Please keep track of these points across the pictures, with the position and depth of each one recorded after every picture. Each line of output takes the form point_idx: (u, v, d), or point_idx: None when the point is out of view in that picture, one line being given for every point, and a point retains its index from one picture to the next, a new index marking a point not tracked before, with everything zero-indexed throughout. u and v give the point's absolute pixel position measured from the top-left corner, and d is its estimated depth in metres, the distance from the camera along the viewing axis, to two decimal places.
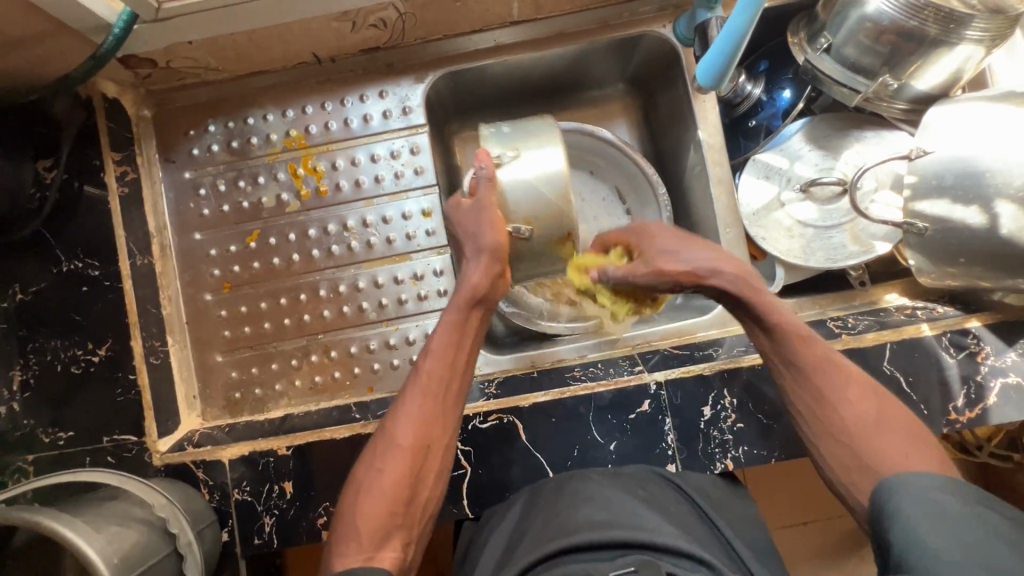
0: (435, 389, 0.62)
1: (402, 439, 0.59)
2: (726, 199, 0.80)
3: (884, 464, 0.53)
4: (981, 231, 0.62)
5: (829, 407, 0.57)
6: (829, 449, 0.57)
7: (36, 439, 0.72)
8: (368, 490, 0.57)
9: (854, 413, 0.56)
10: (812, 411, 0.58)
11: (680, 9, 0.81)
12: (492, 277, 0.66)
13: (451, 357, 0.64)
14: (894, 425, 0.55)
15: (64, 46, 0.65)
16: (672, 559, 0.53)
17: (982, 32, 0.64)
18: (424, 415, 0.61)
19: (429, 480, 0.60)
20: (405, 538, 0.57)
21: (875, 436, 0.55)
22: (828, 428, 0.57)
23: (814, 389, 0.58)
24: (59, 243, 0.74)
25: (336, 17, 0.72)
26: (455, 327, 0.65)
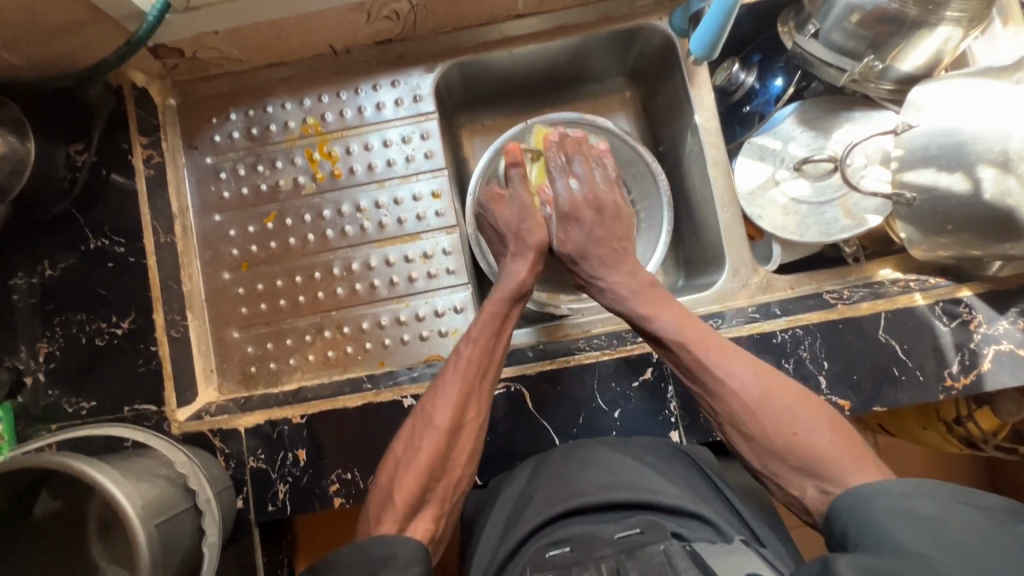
0: (475, 373, 0.70)
1: (441, 420, 0.66)
2: (724, 180, 0.84)
3: (800, 455, 0.58)
4: (966, 196, 0.64)
5: (726, 399, 0.64)
6: (757, 451, 0.62)
7: (59, 409, 0.74)
8: (408, 465, 0.63)
9: (742, 404, 0.63)
10: (730, 423, 0.64)
11: (675, 3, 0.86)
12: (534, 273, 0.78)
13: (493, 344, 0.72)
14: (779, 400, 0.62)
15: (98, 32, 0.70)
16: (674, 518, 0.55)
17: (960, 13, 0.68)
18: (464, 398, 0.68)
19: (461, 459, 0.67)
20: (436, 511, 0.63)
21: (764, 417, 0.61)
22: (749, 433, 0.62)
23: (704, 386, 0.66)
24: (87, 221, 0.78)
25: (352, 8, 0.77)
26: (496, 317, 0.74)
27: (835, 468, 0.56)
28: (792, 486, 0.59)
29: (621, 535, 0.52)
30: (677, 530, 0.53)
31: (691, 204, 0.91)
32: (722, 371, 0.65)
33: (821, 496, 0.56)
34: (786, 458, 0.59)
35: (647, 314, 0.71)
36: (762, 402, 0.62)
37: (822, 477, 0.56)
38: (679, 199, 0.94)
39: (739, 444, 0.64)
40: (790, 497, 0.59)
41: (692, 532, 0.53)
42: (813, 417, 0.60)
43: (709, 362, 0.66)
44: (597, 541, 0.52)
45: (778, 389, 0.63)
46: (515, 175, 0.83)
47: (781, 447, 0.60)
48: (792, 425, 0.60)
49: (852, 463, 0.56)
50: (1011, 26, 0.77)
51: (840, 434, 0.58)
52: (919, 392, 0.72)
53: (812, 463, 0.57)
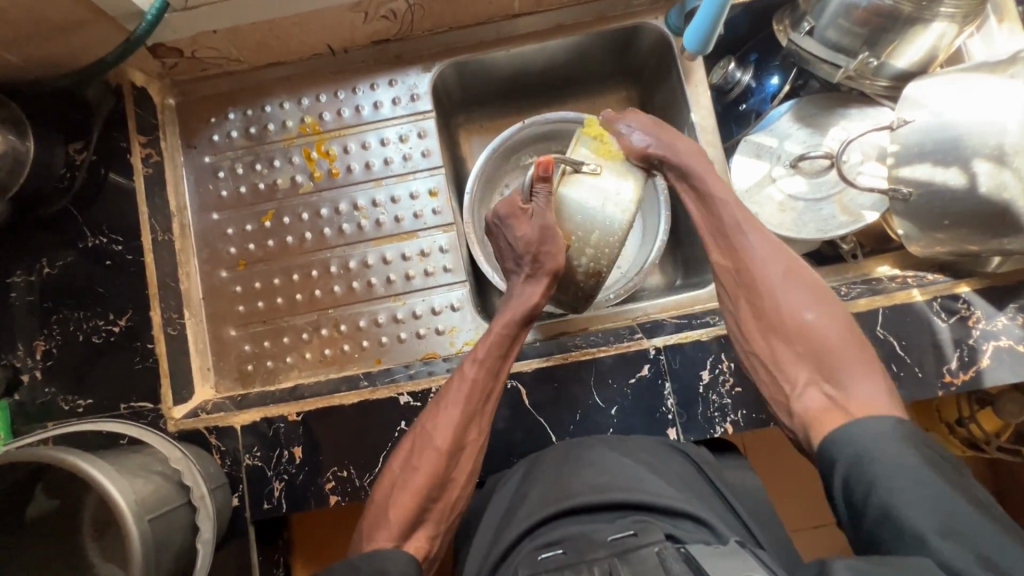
0: (479, 395, 0.68)
1: (442, 442, 0.65)
2: (720, 177, 0.85)
3: (809, 338, 0.64)
4: (962, 191, 0.64)
5: (757, 282, 0.69)
6: (764, 333, 0.67)
7: (55, 407, 0.74)
8: (404, 484, 0.63)
9: (770, 276, 0.69)
10: (749, 306, 0.69)
11: (671, 2, 0.86)
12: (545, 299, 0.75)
13: (497, 366, 0.71)
14: (806, 286, 0.68)
15: (97, 32, 0.70)
16: (669, 519, 0.54)
17: (954, 9, 0.67)
18: (467, 419, 0.67)
19: (462, 480, 0.66)
20: (431, 530, 0.62)
21: (785, 297, 0.67)
22: (765, 317, 0.67)
23: (736, 255, 0.71)
24: (85, 219, 0.78)
25: (350, 8, 0.78)
26: (502, 339, 0.72)
27: (839, 364, 0.61)
28: (787, 368, 0.64)
29: (616, 537, 0.51)
30: (671, 531, 0.52)
31: None
32: (761, 254, 0.70)
33: (815, 388, 0.61)
34: (794, 340, 0.65)
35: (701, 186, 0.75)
36: (788, 285, 0.68)
37: (823, 370, 0.62)
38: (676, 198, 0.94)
39: (746, 325, 0.68)
40: (781, 382, 0.64)
41: (687, 534, 0.52)
42: (826, 313, 0.66)
43: (746, 235, 0.71)
44: (590, 543, 0.51)
45: (807, 278, 0.69)
46: (541, 189, 0.74)
47: (793, 329, 0.65)
48: (810, 312, 0.66)
49: (855, 362, 0.61)
50: (1006, 23, 0.77)
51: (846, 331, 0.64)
52: (918, 388, 0.72)
53: (819, 350, 0.63)
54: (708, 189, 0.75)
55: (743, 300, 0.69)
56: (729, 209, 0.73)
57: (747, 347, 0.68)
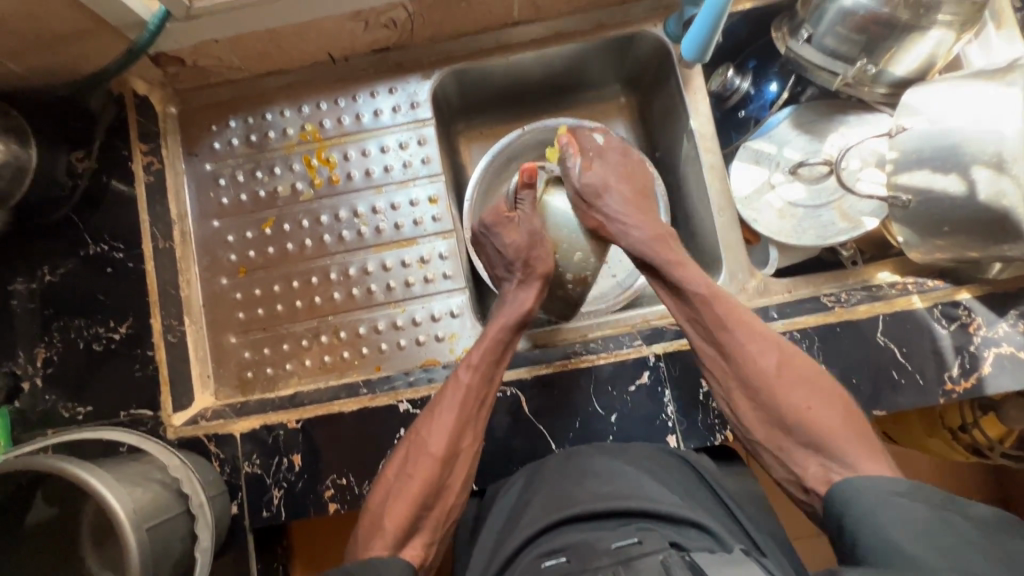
0: (473, 402, 0.69)
1: (437, 448, 0.65)
2: (720, 185, 0.83)
3: (806, 425, 0.62)
4: (961, 198, 0.64)
5: (742, 367, 0.66)
6: (760, 419, 0.65)
7: (55, 414, 0.74)
8: (400, 492, 0.63)
9: (758, 365, 0.66)
10: (740, 392, 0.66)
11: (670, 10, 0.87)
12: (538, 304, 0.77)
13: (491, 373, 0.71)
14: (800, 370, 0.65)
15: (99, 41, 0.71)
16: (673, 527, 0.54)
17: (952, 16, 0.68)
18: (461, 426, 0.67)
19: (456, 487, 0.66)
20: (426, 539, 0.63)
21: (780, 386, 0.64)
22: (759, 403, 0.65)
23: (720, 345, 0.68)
24: (86, 227, 0.78)
25: (350, 17, 0.79)
26: (498, 344, 0.72)
27: (844, 450, 0.59)
28: (795, 459, 0.62)
29: (619, 544, 0.51)
30: (675, 539, 0.51)
31: (688, 209, 0.91)
32: (742, 338, 0.67)
33: (823, 473, 0.59)
34: (791, 428, 0.63)
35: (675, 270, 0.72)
36: (780, 371, 0.65)
37: (830, 456, 0.60)
38: (676, 205, 0.94)
39: (744, 412, 0.66)
40: (790, 475, 0.62)
41: (690, 542, 0.52)
42: (816, 391, 0.64)
43: (729, 325, 0.68)
44: (594, 550, 0.51)
45: (799, 362, 0.66)
46: (526, 196, 0.81)
47: (791, 417, 0.63)
48: (808, 400, 0.63)
49: (855, 446, 0.59)
50: (1004, 30, 0.77)
51: (842, 407, 0.62)
52: (919, 395, 0.71)
53: (822, 438, 0.61)
54: (682, 279, 0.71)
55: (732, 386, 0.67)
56: (708, 299, 0.69)
57: (753, 438, 0.66)
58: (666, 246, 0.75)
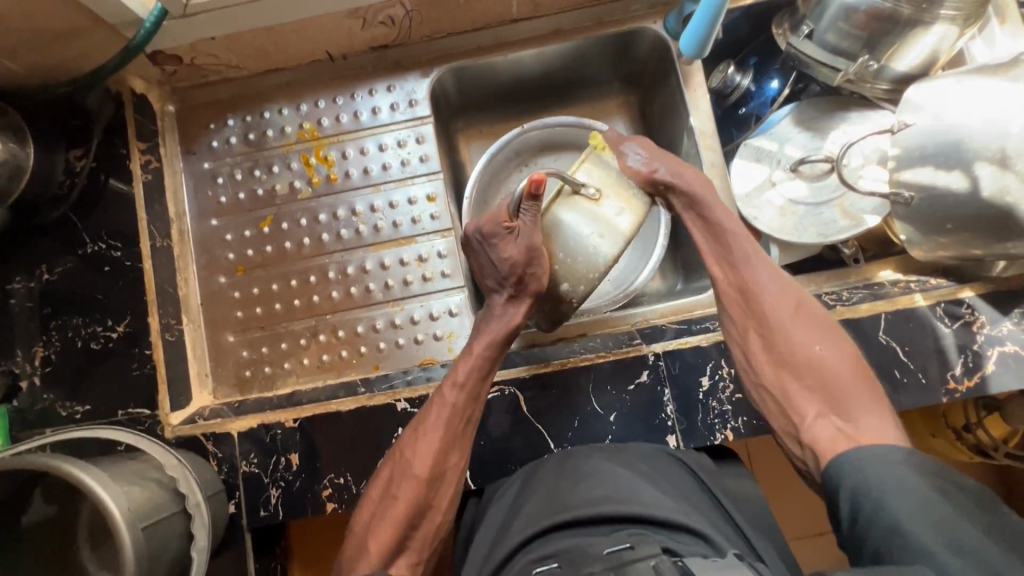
0: (458, 421, 0.68)
1: (422, 469, 0.65)
2: (720, 181, 0.85)
3: (816, 373, 0.64)
4: (964, 195, 0.63)
5: (763, 311, 0.69)
6: (771, 363, 0.67)
7: (54, 413, 0.74)
8: (384, 513, 0.63)
9: (781, 310, 0.69)
10: (757, 333, 0.68)
11: (669, 6, 0.86)
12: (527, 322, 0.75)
13: (477, 390, 0.71)
14: (817, 321, 0.67)
15: (96, 39, 0.71)
16: (666, 533, 0.53)
17: (955, 11, 0.67)
18: (446, 445, 0.67)
19: (443, 506, 0.66)
20: (413, 558, 0.63)
21: (794, 329, 0.67)
22: (773, 347, 0.67)
23: (745, 285, 0.71)
24: (85, 226, 0.78)
25: (348, 14, 0.78)
26: (483, 362, 0.71)
27: (846, 399, 0.61)
28: (796, 401, 0.64)
29: (611, 550, 0.50)
30: (668, 545, 0.51)
31: None
32: (767, 284, 0.70)
33: (823, 423, 0.61)
34: (800, 373, 0.65)
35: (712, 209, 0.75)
36: (799, 320, 0.68)
37: (836, 406, 0.61)
38: None
39: (755, 355, 0.68)
40: (790, 421, 0.63)
41: (685, 547, 0.51)
42: (831, 346, 0.66)
43: (755, 266, 0.72)
44: (586, 556, 0.50)
45: (818, 316, 0.68)
46: (529, 208, 0.72)
47: (804, 363, 0.65)
48: (819, 348, 0.65)
49: (861, 400, 0.61)
50: (1008, 25, 0.77)
51: (851, 365, 0.64)
52: (922, 394, 0.71)
53: (827, 383, 0.63)
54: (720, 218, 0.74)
55: (750, 328, 0.69)
56: (739, 239, 0.73)
57: (757, 381, 0.67)
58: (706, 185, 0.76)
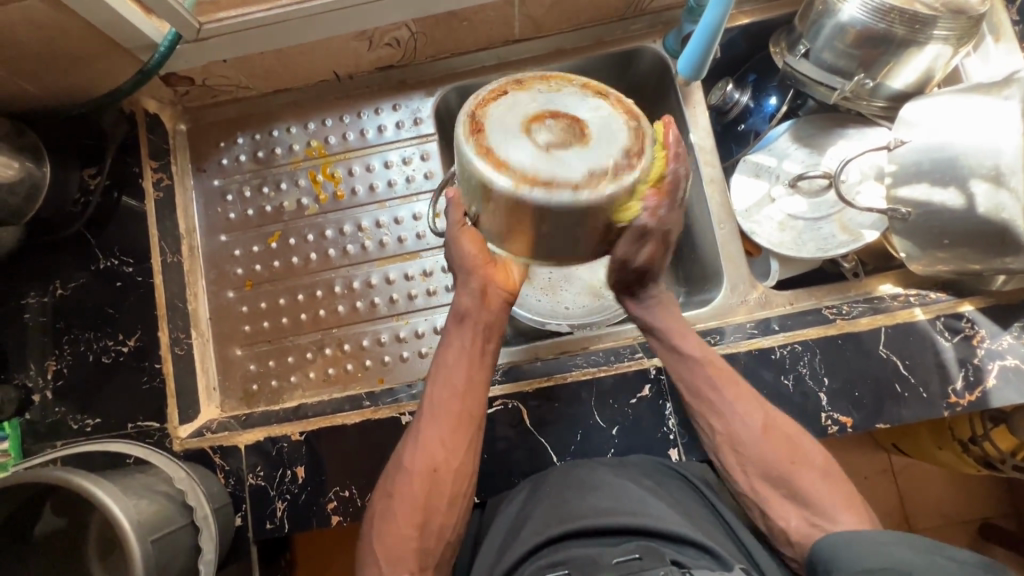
0: (442, 411, 0.64)
1: (413, 465, 0.63)
2: (720, 197, 0.84)
3: (795, 480, 0.62)
4: (960, 211, 0.64)
5: (728, 425, 0.66)
6: (748, 475, 0.64)
7: (64, 426, 0.76)
8: (385, 514, 0.62)
9: (746, 422, 0.65)
10: (728, 446, 0.66)
11: (668, 27, 0.88)
12: (478, 296, 0.66)
13: (453, 379, 0.65)
14: (783, 431, 0.65)
15: (114, 64, 0.73)
16: (674, 545, 0.54)
17: (947, 31, 0.69)
18: (434, 439, 0.64)
19: (444, 505, 0.62)
20: (421, 561, 0.60)
21: (765, 444, 0.64)
22: (744, 458, 0.65)
23: (710, 403, 0.67)
24: (98, 243, 0.80)
25: (356, 37, 0.80)
26: (460, 349, 0.66)
27: (825, 504, 0.60)
28: (777, 509, 0.62)
29: (620, 560, 0.51)
30: (677, 557, 0.52)
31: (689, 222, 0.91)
32: (729, 396, 0.66)
33: (806, 522, 0.60)
34: (780, 482, 0.63)
35: (669, 331, 0.70)
36: (765, 433, 0.65)
37: (811, 506, 0.60)
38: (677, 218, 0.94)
39: (731, 467, 0.66)
40: (773, 524, 0.62)
41: (692, 561, 0.52)
42: (795, 446, 0.64)
43: (717, 386, 0.67)
44: (595, 566, 0.51)
45: (780, 421, 0.66)
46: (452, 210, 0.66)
47: (779, 472, 0.63)
48: (792, 457, 0.63)
49: (835, 496, 0.61)
50: (1002, 43, 0.78)
51: (820, 461, 0.63)
52: (923, 408, 0.71)
53: (805, 494, 0.61)
54: (676, 336, 0.70)
55: (720, 443, 0.66)
56: (703, 360, 0.68)
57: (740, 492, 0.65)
58: (671, 313, 0.72)
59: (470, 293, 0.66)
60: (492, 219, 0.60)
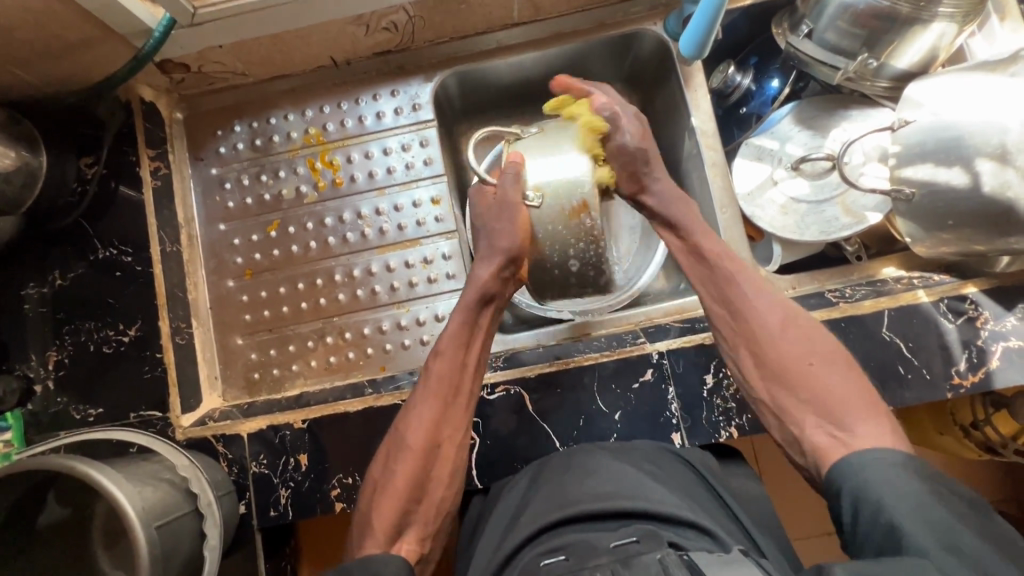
0: (448, 389, 0.67)
1: (416, 439, 0.65)
2: (721, 181, 0.84)
3: (811, 385, 0.59)
4: (966, 191, 0.63)
5: (748, 322, 0.64)
6: (762, 376, 0.63)
7: (67, 416, 0.76)
8: (386, 487, 0.63)
9: (765, 321, 0.64)
10: (749, 343, 0.64)
11: (670, 8, 0.87)
12: (499, 280, 0.70)
13: (457, 357, 0.69)
14: (806, 331, 0.63)
15: (108, 50, 0.73)
16: (673, 527, 0.54)
17: (953, 9, 0.67)
18: (441, 415, 0.66)
19: (444, 478, 0.65)
20: (422, 533, 0.63)
21: (786, 342, 0.62)
22: (761, 357, 0.63)
23: (731, 305, 0.66)
24: (95, 232, 0.80)
25: (352, 21, 0.79)
26: (463, 330, 0.70)
27: (841, 409, 0.57)
28: (790, 413, 0.60)
29: (618, 544, 0.51)
30: (674, 539, 0.51)
31: None
32: (751, 293, 0.66)
33: (819, 429, 0.57)
34: (796, 384, 0.60)
35: (682, 225, 0.71)
36: (785, 328, 0.63)
37: (827, 415, 0.57)
38: None
39: (747, 370, 0.64)
40: (786, 434, 0.60)
41: (690, 543, 0.52)
42: (813, 347, 0.62)
43: (739, 284, 0.66)
44: (593, 549, 0.51)
45: (804, 324, 0.64)
46: (509, 171, 0.66)
47: (796, 374, 0.61)
48: (808, 357, 0.61)
49: (858, 406, 0.57)
50: (1008, 22, 0.77)
51: (841, 366, 0.60)
52: (926, 390, 0.71)
53: (822, 397, 0.58)
54: (701, 237, 0.69)
55: (738, 345, 0.65)
56: (721, 258, 0.68)
57: (755, 397, 0.63)
58: (691, 209, 0.72)
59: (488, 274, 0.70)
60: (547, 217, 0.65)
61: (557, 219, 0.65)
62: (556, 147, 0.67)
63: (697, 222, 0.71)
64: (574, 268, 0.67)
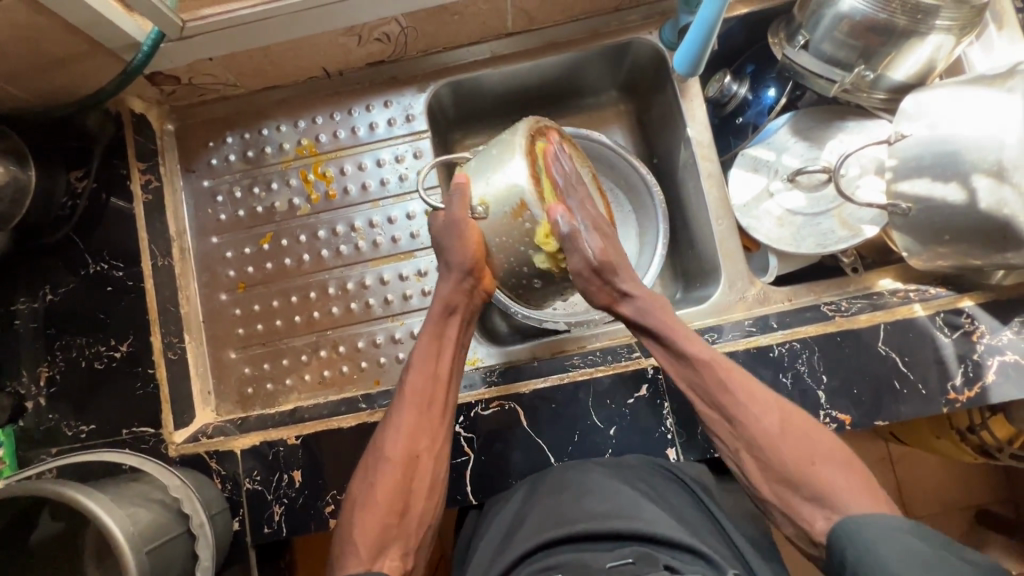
0: (421, 401, 0.67)
1: (392, 451, 0.65)
2: (718, 191, 0.83)
3: (820, 484, 0.59)
4: (963, 207, 0.63)
5: (744, 426, 0.64)
6: (766, 475, 0.62)
7: (60, 433, 0.75)
8: (366, 502, 0.63)
9: (763, 425, 0.63)
10: (748, 446, 0.63)
11: (665, 17, 0.86)
12: (462, 291, 0.69)
13: (430, 369, 0.68)
14: (800, 429, 0.63)
15: (96, 64, 0.72)
16: (668, 548, 0.53)
17: (950, 21, 0.67)
18: (417, 427, 0.66)
19: (423, 491, 0.65)
20: (404, 549, 0.62)
21: (784, 445, 0.62)
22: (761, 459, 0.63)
23: (725, 410, 0.65)
24: (86, 247, 0.79)
25: (343, 33, 0.78)
26: (433, 342, 0.69)
27: (848, 501, 0.57)
28: (803, 515, 0.60)
29: (614, 564, 0.51)
30: (671, 562, 0.51)
31: (687, 218, 0.90)
32: (744, 397, 0.64)
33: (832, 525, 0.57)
34: (803, 488, 0.60)
35: (662, 329, 0.68)
36: (782, 428, 0.63)
37: (836, 509, 0.58)
38: (675, 213, 0.93)
39: (751, 473, 0.64)
40: (798, 529, 0.60)
41: (686, 566, 0.51)
42: (810, 441, 0.62)
43: (730, 389, 0.65)
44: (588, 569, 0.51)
45: (798, 419, 0.64)
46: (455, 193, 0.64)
47: (800, 475, 0.60)
48: (811, 456, 0.61)
49: (863, 497, 0.58)
50: (1005, 31, 0.76)
51: (840, 457, 0.61)
52: (922, 405, 0.71)
53: (829, 494, 0.58)
54: (682, 340, 0.67)
55: (739, 449, 0.64)
56: (708, 360, 0.66)
57: (763, 498, 0.63)
58: (666, 309, 0.69)
59: (449, 285, 0.69)
60: (499, 228, 0.63)
61: (503, 230, 0.63)
62: (499, 161, 0.62)
63: (675, 320, 0.68)
64: (540, 283, 0.67)
